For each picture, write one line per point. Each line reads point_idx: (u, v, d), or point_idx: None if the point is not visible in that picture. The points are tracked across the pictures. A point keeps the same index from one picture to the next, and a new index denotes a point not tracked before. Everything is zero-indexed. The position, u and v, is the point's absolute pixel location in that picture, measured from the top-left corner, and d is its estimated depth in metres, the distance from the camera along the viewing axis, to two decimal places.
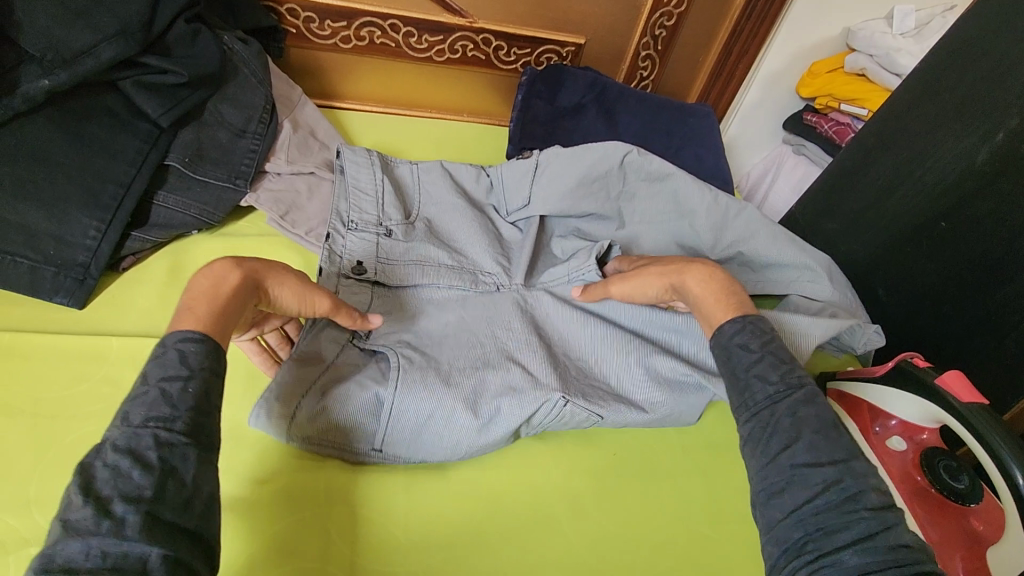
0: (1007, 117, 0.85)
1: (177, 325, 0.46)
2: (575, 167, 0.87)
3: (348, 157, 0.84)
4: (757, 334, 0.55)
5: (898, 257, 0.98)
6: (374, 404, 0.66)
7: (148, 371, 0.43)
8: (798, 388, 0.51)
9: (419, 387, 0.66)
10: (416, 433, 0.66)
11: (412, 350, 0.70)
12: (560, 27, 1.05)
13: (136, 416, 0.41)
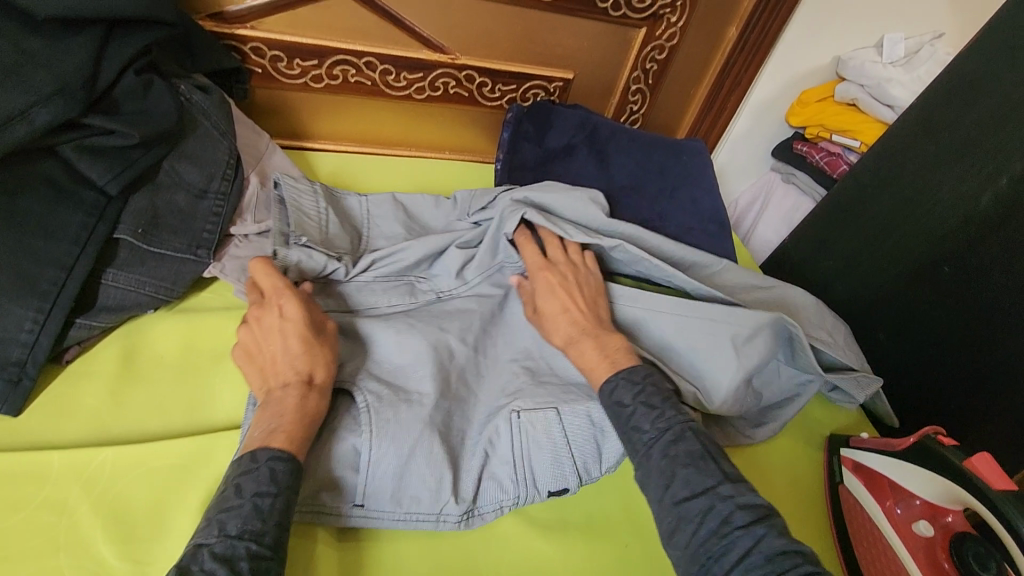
0: (1012, 161, 0.82)
1: (271, 443, 0.53)
2: (555, 205, 0.81)
3: (287, 186, 0.76)
4: (628, 388, 0.61)
5: (899, 304, 0.95)
6: (350, 455, 0.60)
7: (240, 482, 0.51)
8: (667, 432, 0.57)
9: (394, 423, 0.60)
10: (400, 483, 0.59)
11: (377, 386, 0.63)
12: (546, 62, 0.99)
13: (233, 526, 0.48)
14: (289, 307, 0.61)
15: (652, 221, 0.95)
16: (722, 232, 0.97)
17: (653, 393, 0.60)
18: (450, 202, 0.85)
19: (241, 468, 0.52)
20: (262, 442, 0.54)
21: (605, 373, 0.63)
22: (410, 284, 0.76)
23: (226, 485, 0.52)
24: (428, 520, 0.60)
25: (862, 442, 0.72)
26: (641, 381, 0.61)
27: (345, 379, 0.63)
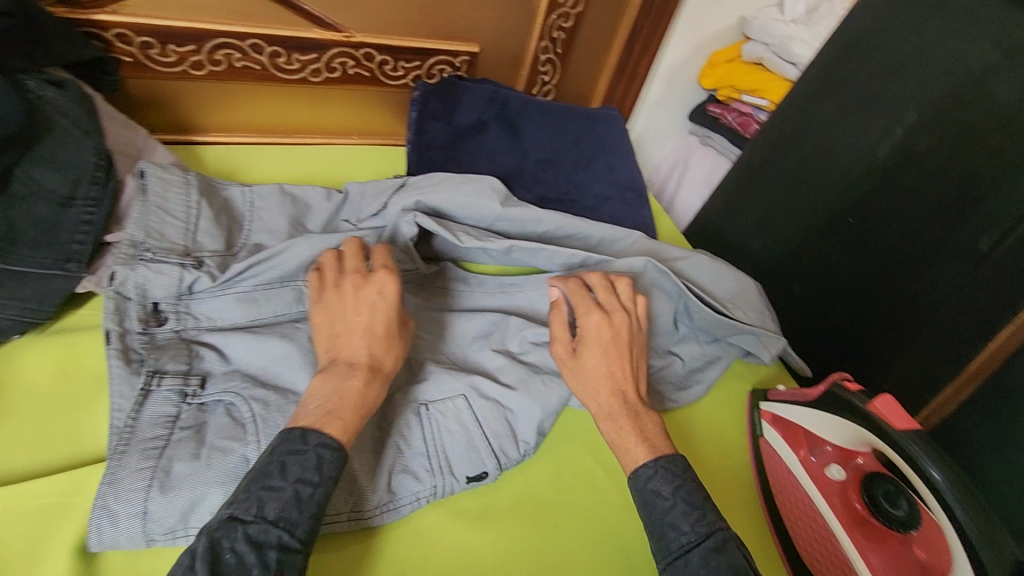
0: (905, 111, 0.85)
1: (324, 428, 0.53)
2: (452, 192, 0.80)
3: (153, 175, 0.70)
4: (668, 479, 0.58)
5: (810, 258, 0.97)
6: (242, 466, 0.55)
7: (286, 461, 0.51)
8: (709, 536, 0.54)
9: (286, 427, 0.58)
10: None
11: (262, 394, 0.60)
12: (448, 35, 0.95)
13: (272, 509, 0.48)
14: (387, 285, 0.62)
15: (568, 193, 0.94)
16: (638, 200, 0.97)
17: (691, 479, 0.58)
18: (341, 195, 0.83)
19: (291, 447, 0.51)
20: (314, 424, 0.53)
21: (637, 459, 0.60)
22: (298, 290, 0.70)
23: (270, 459, 0.51)
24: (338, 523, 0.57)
25: (777, 396, 0.74)
26: (681, 475, 0.58)
27: (225, 391, 0.60)
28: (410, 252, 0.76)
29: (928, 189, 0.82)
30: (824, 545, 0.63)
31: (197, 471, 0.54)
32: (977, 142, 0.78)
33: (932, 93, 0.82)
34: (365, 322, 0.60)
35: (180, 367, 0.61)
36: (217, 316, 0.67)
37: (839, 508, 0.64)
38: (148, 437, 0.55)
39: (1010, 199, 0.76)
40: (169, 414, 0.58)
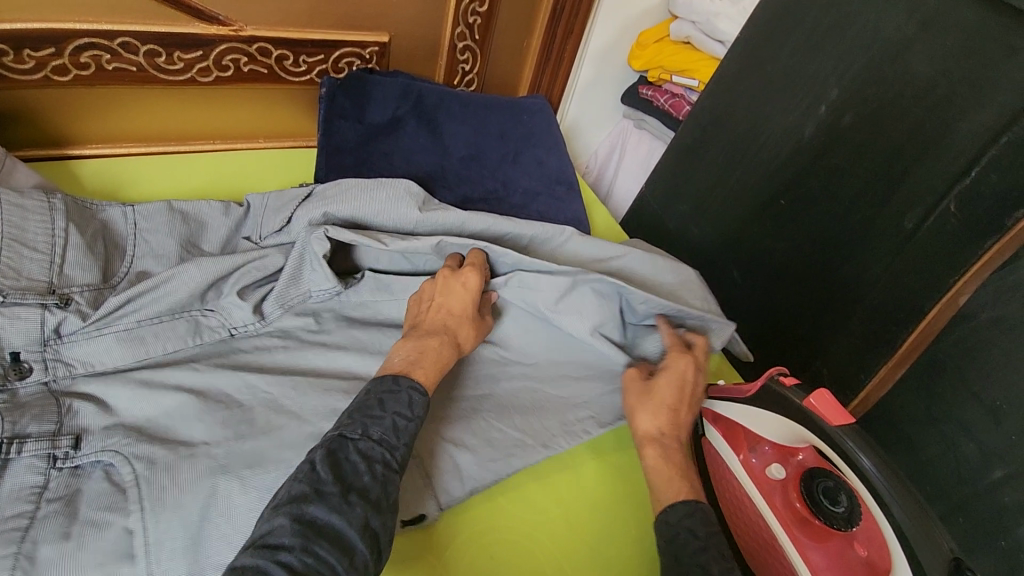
0: (827, 90, 0.83)
1: (410, 374, 0.58)
2: (361, 199, 0.73)
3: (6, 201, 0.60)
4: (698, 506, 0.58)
5: (747, 241, 0.96)
6: (123, 538, 0.50)
7: (383, 399, 0.55)
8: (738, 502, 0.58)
9: (171, 488, 0.52)
10: (197, 551, 0.50)
11: (146, 450, 0.54)
12: (354, 24, 0.87)
13: (375, 431, 0.53)
14: (471, 277, 0.67)
15: (495, 191, 0.88)
16: (569, 192, 0.92)
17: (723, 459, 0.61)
18: (241, 210, 0.75)
19: (385, 387, 0.56)
20: (402, 371, 0.58)
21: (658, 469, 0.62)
22: (193, 321, 0.64)
23: (366, 395, 0.55)
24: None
25: (716, 393, 0.71)
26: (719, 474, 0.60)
27: (101, 451, 0.53)
28: (323, 268, 0.67)
29: (855, 167, 0.80)
30: (768, 547, 0.62)
31: (66, 554, 0.47)
32: (898, 116, 0.75)
33: (854, 69, 0.80)
34: (451, 306, 0.66)
35: (47, 428, 0.53)
36: (93, 361, 0.59)
37: (778, 508, 0.62)
38: (8, 514, 0.49)
39: (931, 173, 0.72)
40: (35, 484, 0.51)
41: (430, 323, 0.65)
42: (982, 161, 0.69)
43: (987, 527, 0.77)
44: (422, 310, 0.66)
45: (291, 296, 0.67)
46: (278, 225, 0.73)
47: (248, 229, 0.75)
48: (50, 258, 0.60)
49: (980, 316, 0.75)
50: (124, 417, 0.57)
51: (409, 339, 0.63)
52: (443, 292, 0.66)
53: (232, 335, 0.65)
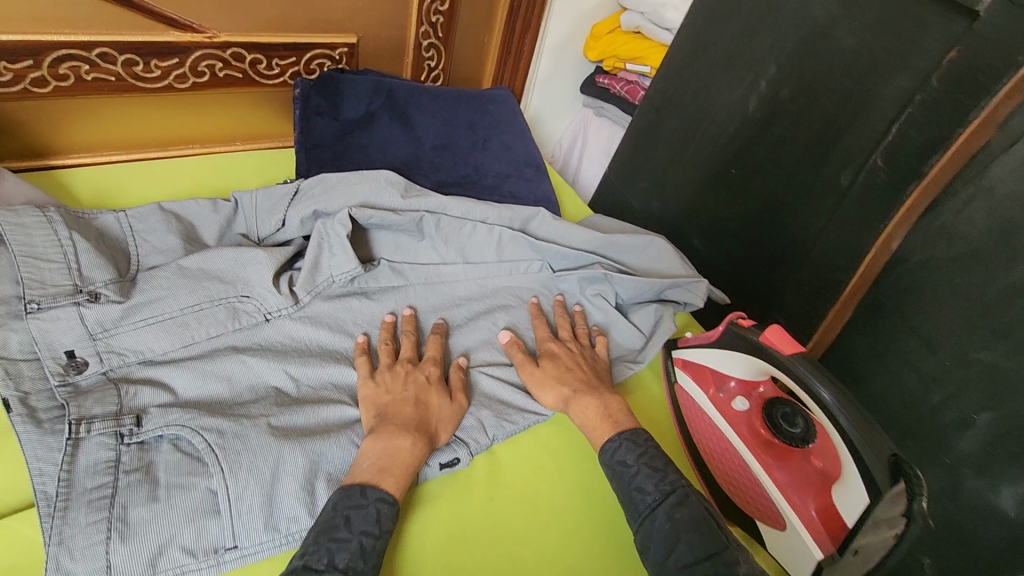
0: (766, 67, 0.91)
1: (380, 483, 0.55)
2: (349, 196, 0.78)
3: (7, 221, 0.63)
4: (631, 448, 0.63)
5: (704, 209, 1.04)
6: (208, 498, 0.52)
7: (349, 516, 0.52)
8: (672, 494, 0.59)
9: (247, 451, 0.54)
10: (272, 508, 0.53)
11: (213, 422, 0.56)
12: (322, 27, 0.91)
13: (341, 560, 0.49)
14: (433, 371, 0.67)
15: (468, 176, 0.94)
16: (537, 174, 0.98)
17: (656, 455, 0.63)
18: (229, 204, 0.79)
19: (352, 502, 0.53)
20: (372, 480, 0.55)
21: (609, 433, 0.66)
22: (230, 307, 0.68)
23: (333, 512, 0.52)
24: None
25: (687, 343, 0.79)
26: (644, 443, 0.64)
27: (166, 426, 0.56)
28: (345, 245, 0.74)
29: (794, 134, 0.88)
30: (738, 471, 0.69)
31: (156, 515, 0.50)
32: (828, 87, 0.84)
33: (788, 47, 0.88)
34: (415, 395, 0.64)
35: (110, 409, 0.56)
36: (140, 350, 0.62)
37: (745, 436, 0.69)
38: (91, 488, 0.51)
39: (861, 136, 0.81)
40: (109, 459, 0.53)
41: (398, 416, 0.61)
42: (899, 122, 0.77)
43: (932, 443, 0.88)
44: (383, 401, 0.63)
45: (316, 281, 0.73)
46: (272, 227, 0.77)
47: (239, 224, 0.79)
48: (67, 260, 0.63)
49: (911, 260, 0.83)
50: (175, 401, 0.60)
51: (378, 436, 0.59)
52: (406, 386, 0.64)
53: (266, 320, 0.69)
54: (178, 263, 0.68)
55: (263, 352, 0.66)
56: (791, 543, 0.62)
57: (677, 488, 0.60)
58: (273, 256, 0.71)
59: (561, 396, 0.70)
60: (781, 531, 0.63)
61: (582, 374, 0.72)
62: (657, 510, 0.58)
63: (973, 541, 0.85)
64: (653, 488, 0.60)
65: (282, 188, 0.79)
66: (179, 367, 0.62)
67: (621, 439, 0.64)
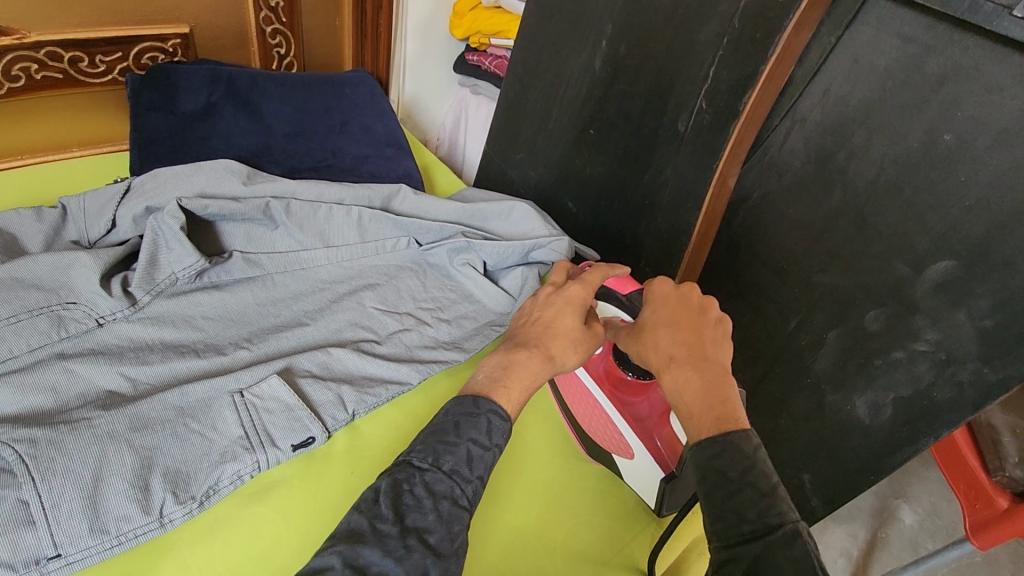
0: (604, 27, 0.95)
1: (491, 397, 0.54)
2: (184, 187, 0.76)
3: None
4: (737, 456, 0.46)
5: (572, 172, 1.07)
6: (20, 509, 0.50)
7: (460, 421, 0.51)
8: (782, 529, 0.42)
9: (64, 457, 0.53)
10: (98, 510, 0.52)
11: (25, 433, 0.54)
12: (148, 18, 0.87)
13: (447, 462, 0.49)
14: (575, 290, 0.63)
15: (325, 159, 0.93)
16: (399, 152, 0.98)
17: (765, 472, 0.45)
18: (55, 212, 0.74)
19: (464, 409, 0.52)
20: (482, 394, 0.54)
21: (709, 425, 0.49)
22: (54, 316, 0.64)
23: (446, 417, 0.52)
24: (151, 531, 0.53)
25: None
26: (754, 456, 0.46)
27: None
28: (179, 237, 0.71)
29: (636, 87, 0.92)
30: (594, 413, 0.70)
31: None
32: (657, 39, 0.87)
33: (621, 5, 0.91)
34: (548, 321, 0.61)
35: None
36: None
37: (598, 377, 0.69)
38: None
39: (689, 82, 0.85)
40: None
41: (527, 335, 0.60)
42: (716, 63, 0.81)
43: (795, 366, 0.93)
44: (522, 324, 0.63)
45: (156, 280, 0.70)
46: (103, 228, 0.73)
47: (70, 231, 0.74)
48: None
49: (754, 194, 0.89)
50: None
51: (501, 352, 0.59)
52: (546, 308, 0.63)
53: (99, 324, 0.66)
54: None
55: (92, 357, 0.63)
56: (641, 469, 0.66)
57: (790, 520, 0.42)
58: (100, 257, 0.68)
59: (661, 360, 0.56)
60: (631, 459, 0.67)
61: (692, 341, 0.56)
62: (752, 542, 0.42)
63: (842, 450, 0.94)
64: (757, 515, 0.43)
65: (111, 188, 0.75)
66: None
67: (724, 441, 0.47)
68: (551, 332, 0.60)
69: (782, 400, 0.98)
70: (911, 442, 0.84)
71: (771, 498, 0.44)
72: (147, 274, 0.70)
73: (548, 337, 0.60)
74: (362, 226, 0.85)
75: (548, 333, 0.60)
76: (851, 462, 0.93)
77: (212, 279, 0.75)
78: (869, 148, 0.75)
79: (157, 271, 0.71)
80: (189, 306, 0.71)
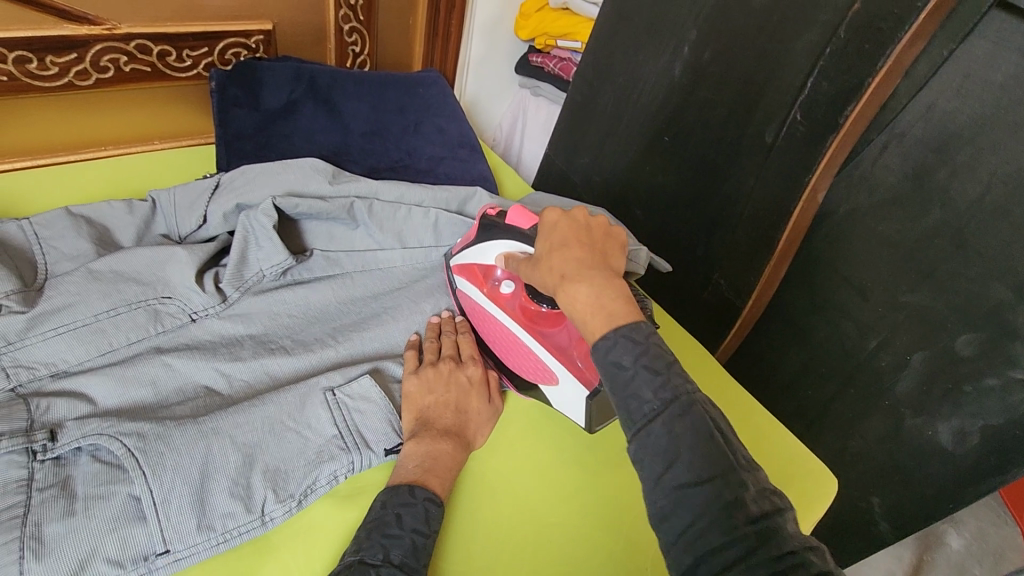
0: (686, 32, 0.93)
1: (426, 484, 0.57)
2: (273, 184, 0.75)
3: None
4: (631, 347, 0.47)
5: (641, 179, 1.05)
6: (131, 505, 0.50)
7: (401, 513, 0.54)
8: (673, 403, 0.45)
9: (172, 453, 0.53)
10: (204, 508, 0.52)
11: (133, 427, 0.54)
12: (234, 14, 0.87)
13: (397, 555, 0.51)
14: (474, 371, 0.68)
15: (401, 160, 0.93)
16: (472, 154, 0.97)
17: (659, 355, 0.47)
18: (146, 205, 0.74)
19: (400, 499, 0.54)
20: (418, 480, 0.57)
21: (602, 325, 0.50)
22: (151, 310, 0.64)
23: (383, 511, 0.54)
24: (254, 529, 0.53)
25: (459, 248, 0.75)
26: (645, 342, 0.48)
27: (82, 438, 0.52)
28: (271, 235, 0.71)
29: (717, 95, 0.90)
30: (515, 349, 0.69)
31: (75, 528, 0.48)
32: (746, 47, 0.85)
33: (706, 11, 0.89)
34: (458, 398, 0.65)
35: (19, 425, 0.52)
36: (51, 359, 0.58)
37: (517, 314, 0.69)
38: (1, 509, 0.48)
39: (780, 91, 0.83)
40: (21, 478, 0.50)
41: (439, 421, 0.63)
42: (815, 73, 0.79)
43: (872, 387, 0.90)
44: (425, 402, 0.64)
45: (244, 277, 0.70)
46: (194, 224, 0.74)
47: (159, 225, 0.75)
48: None
49: (839, 210, 0.85)
50: (91, 409, 0.56)
51: (420, 440, 0.60)
52: (449, 387, 0.65)
53: (192, 320, 0.65)
54: (88, 265, 0.64)
55: (188, 352, 0.63)
56: (568, 395, 0.65)
57: (682, 394, 0.46)
58: (195, 253, 0.68)
59: (552, 278, 0.55)
60: (557, 386, 0.66)
61: (581, 255, 0.55)
62: (655, 421, 0.45)
63: (918, 476, 0.90)
64: (653, 394, 0.46)
65: (202, 183, 0.76)
66: (98, 375, 0.59)
67: (617, 336, 0.48)
68: (450, 421, 0.63)
69: (855, 422, 0.94)
70: (999, 473, 0.81)
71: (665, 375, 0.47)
72: (235, 273, 0.69)
73: (455, 429, 0.63)
74: (443, 229, 0.83)
75: (449, 426, 0.63)
76: (930, 491, 0.89)
77: (296, 277, 0.74)
78: (975, 165, 0.72)
79: (241, 270, 0.70)
80: (278, 302, 0.71)
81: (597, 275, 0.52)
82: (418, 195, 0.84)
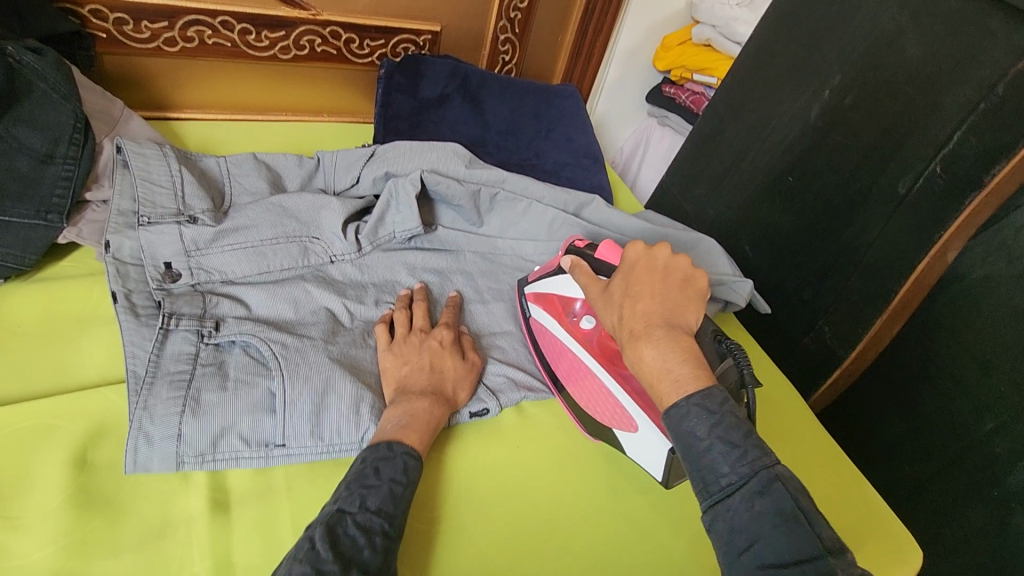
0: (830, 76, 0.93)
1: (403, 439, 0.56)
2: (419, 161, 0.85)
3: (132, 151, 0.73)
4: (704, 416, 0.48)
5: (757, 216, 1.05)
6: (266, 398, 0.60)
7: (378, 466, 0.53)
8: (754, 480, 0.45)
9: (305, 364, 0.61)
10: (318, 418, 0.59)
11: (279, 336, 0.63)
12: (412, 14, 1.00)
13: (374, 502, 0.50)
14: (444, 334, 0.68)
15: (529, 160, 1.01)
16: (594, 165, 1.03)
17: (736, 427, 0.47)
18: (313, 162, 0.86)
19: (379, 454, 0.54)
20: (394, 436, 0.56)
21: (671, 391, 0.51)
22: (303, 245, 0.75)
23: (362, 465, 0.53)
24: (351, 450, 0.60)
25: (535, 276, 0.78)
26: (719, 411, 0.48)
27: (240, 332, 0.63)
28: (405, 207, 0.80)
29: (853, 141, 0.89)
30: (592, 389, 0.69)
31: (223, 402, 0.58)
32: (893, 95, 0.84)
33: (855, 57, 0.89)
34: (429, 361, 0.65)
35: (195, 311, 0.64)
36: (223, 269, 0.70)
37: (596, 350, 0.70)
38: (173, 370, 0.59)
39: (922, 143, 0.81)
40: (189, 352, 0.61)
41: (414, 383, 0.63)
42: (963, 129, 0.77)
43: (979, 474, 0.83)
44: (400, 370, 0.65)
45: (378, 235, 0.80)
46: (348, 182, 0.85)
47: (319, 180, 0.87)
48: (175, 187, 0.72)
49: (971, 276, 0.80)
50: (245, 314, 0.67)
51: (396, 405, 0.60)
52: (420, 353, 0.66)
53: (331, 261, 0.76)
54: (267, 200, 0.76)
55: (325, 286, 0.73)
56: (645, 443, 0.65)
57: (761, 471, 0.45)
58: (345, 206, 0.79)
59: (623, 332, 0.55)
60: (634, 433, 0.65)
61: (659, 309, 0.55)
62: (735, 498, 0.45)
63: None
64: (729, 469, 0.46)
65: (359, 151, 0.87)
66: (255, 287, 0.70)
67: (689, 404, 0.49)
68: (416, 377, 0.64)
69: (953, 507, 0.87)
70: None
71: (744, 448, 0.46)
72: (368, 232, 0.79)
73: (423, 380, 0.64)
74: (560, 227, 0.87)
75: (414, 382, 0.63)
76: None
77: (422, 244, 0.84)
78: None
79: (374, 229, 0.80)
80: (406, 259, 0.81)
81: (667, 329, 0.53)
82: (537, 191, 0.89)
